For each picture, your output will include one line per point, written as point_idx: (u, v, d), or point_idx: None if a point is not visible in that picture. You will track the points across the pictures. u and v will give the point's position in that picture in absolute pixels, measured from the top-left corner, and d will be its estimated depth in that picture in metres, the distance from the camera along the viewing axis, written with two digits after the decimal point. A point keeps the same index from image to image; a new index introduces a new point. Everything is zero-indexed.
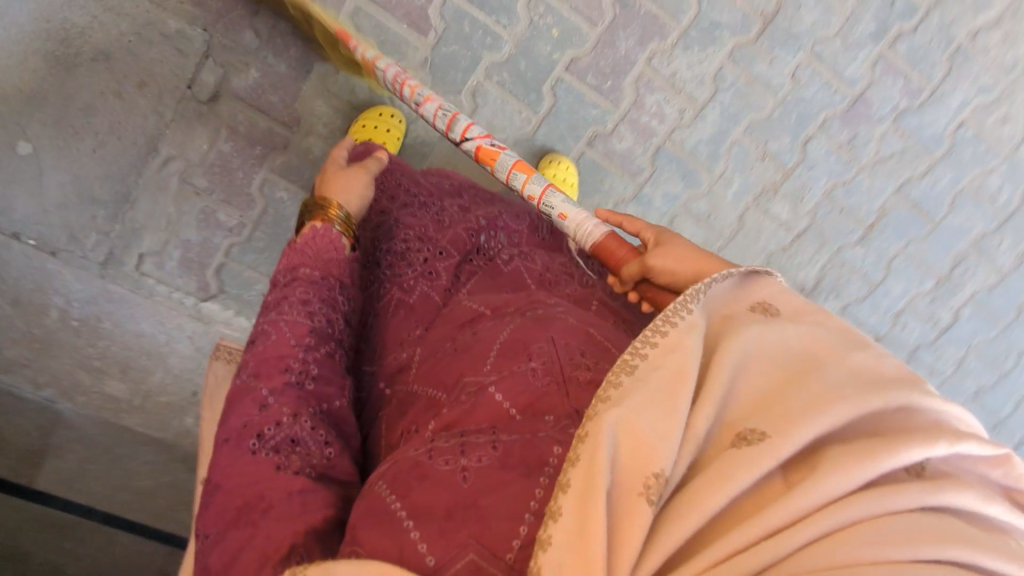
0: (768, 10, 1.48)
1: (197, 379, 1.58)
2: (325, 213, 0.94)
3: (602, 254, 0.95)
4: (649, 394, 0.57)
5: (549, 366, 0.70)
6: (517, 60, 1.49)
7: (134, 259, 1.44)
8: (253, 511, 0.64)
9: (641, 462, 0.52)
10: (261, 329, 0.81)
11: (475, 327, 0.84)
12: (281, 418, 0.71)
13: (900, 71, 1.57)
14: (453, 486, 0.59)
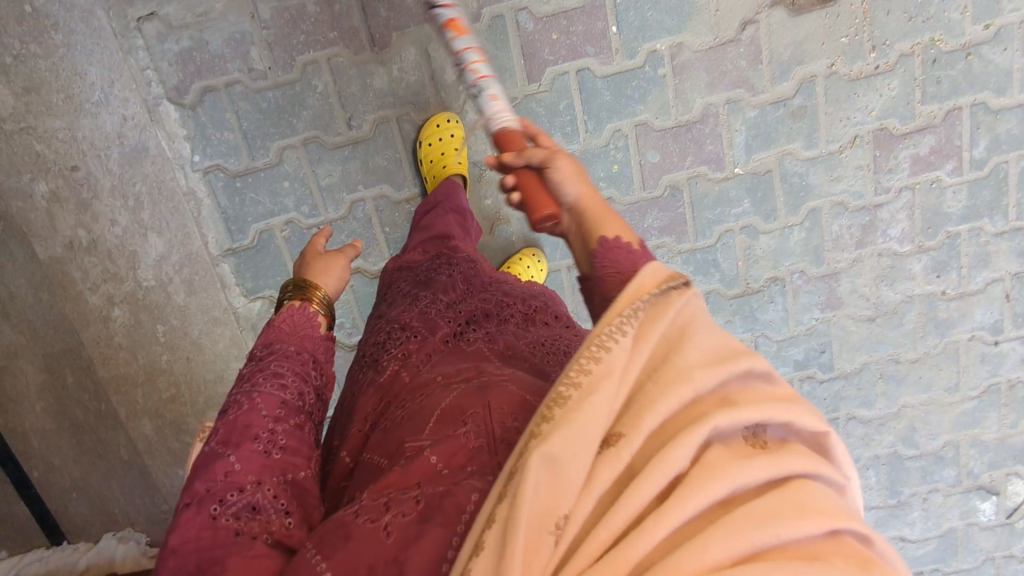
0: (751, 285, 1.72)
1: (89, 160, 1.34)
2: (307, 293, 1.05)
3: (507, 144, 0.99)
4: (573, 429, 0.63)
5: (481, 431, 0.80)
6: (573, 161, 1.58)
7: (143, 11, 1.29)
8: (206, 574, 0.71)
9: (555, 506, 0.61)
10: (233, 398, 0.88)
11: (423, 390, 0.92)
12: (243, 485, 0.79)
13: (791, 402, 1.85)
14: (377, 542, 0.69)
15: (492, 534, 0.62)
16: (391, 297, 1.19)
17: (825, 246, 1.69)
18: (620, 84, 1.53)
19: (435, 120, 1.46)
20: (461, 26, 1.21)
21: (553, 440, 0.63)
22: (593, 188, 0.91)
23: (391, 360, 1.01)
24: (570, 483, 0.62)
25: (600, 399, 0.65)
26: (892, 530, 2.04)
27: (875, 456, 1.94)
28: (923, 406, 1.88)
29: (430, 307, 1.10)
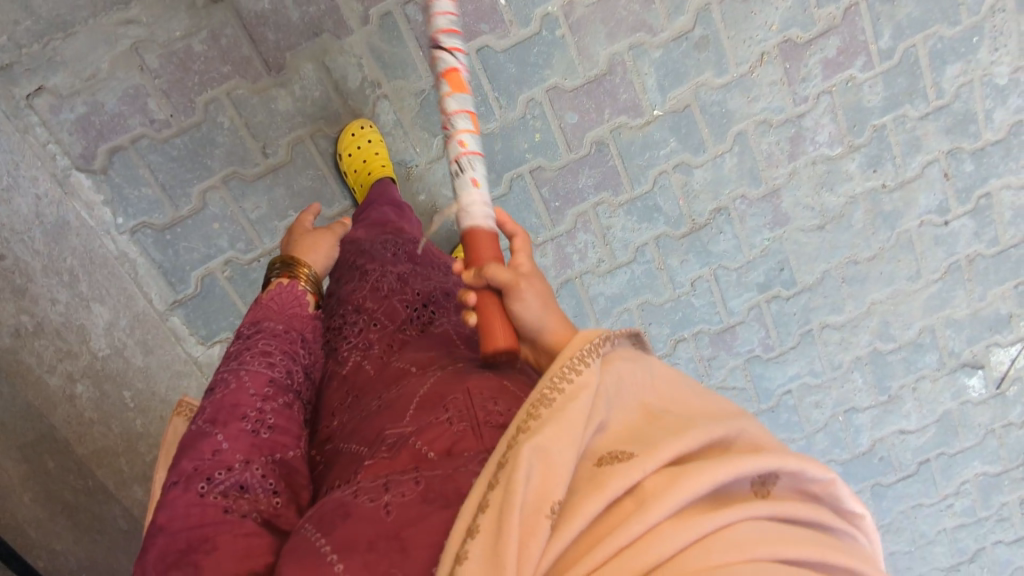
0: (698, 221, 1.74)
1: (15, 247, 1.34)
2: (293, 270, 1.05)
3: (467, 243, 0.90)
4: (561, 424, 0.68)
5: (463, 415, 0.81)
6: (495, 139, 1.60)
7: (30, 87, 1.29)
8: (197, 551, 0.71)
9: (548, 488, 0.64)
10: (222, 377, 0.89)
11: (401, 381, 0.93)
12: (232, 464, 0.79)
13: (765, 324, 1.87)
14: (377, 520, 0.68)
15: (487, 517, 0.64)
16: (346, 279, 1.17)
17: (759, 167, 1.71)
18: (522, 54, 1.54)
19: (349, 130, 1.45)
20: (457, 74, 0.99)
21: (542, 435, 0.67)
22: (562, 324, 0.87)
23: (361, 354, 1.02)
24: (564, 470, 0.65)
25: (583, 401, 0.70)
26: (891, 426, 2.07)
27: (856, 357, 1.97)
28: (891, 300, 1.92)
29: (388, 289, 1.11)
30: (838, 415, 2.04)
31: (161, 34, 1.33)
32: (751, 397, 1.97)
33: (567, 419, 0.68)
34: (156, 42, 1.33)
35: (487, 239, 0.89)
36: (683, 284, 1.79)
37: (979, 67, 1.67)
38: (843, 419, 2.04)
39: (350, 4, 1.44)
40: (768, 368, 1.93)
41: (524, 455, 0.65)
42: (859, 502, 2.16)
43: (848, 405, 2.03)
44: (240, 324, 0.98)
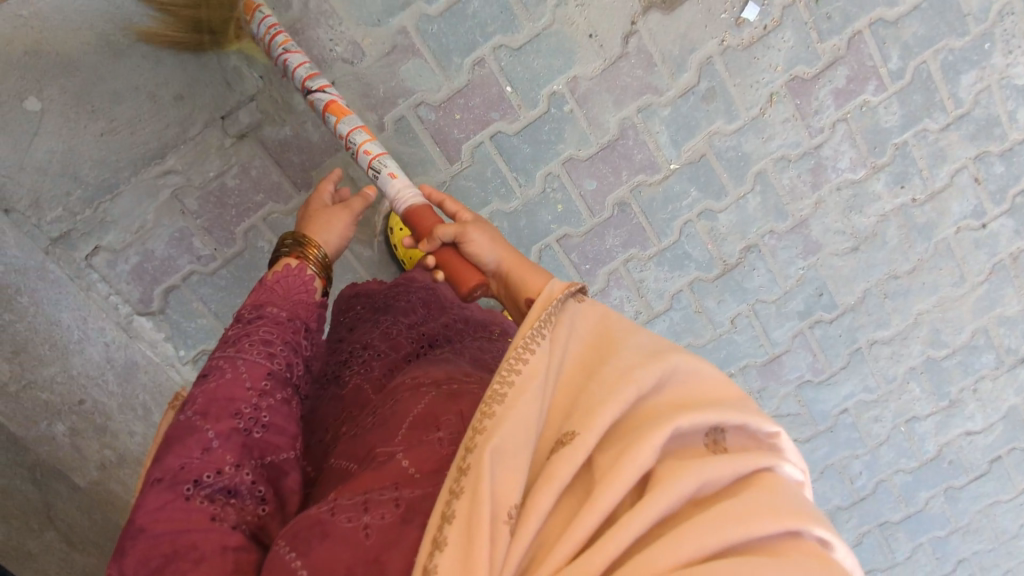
0: (729, 261, 1.74)
1: (91, 391, 1.42)
2: (304, 251, 1.09)
3: (413, 223, 1.06)
4: (512, 421, 0.70)
5: (455, 440, 0.84)
6: (519, 216, 1.64)
7: (87, 248, 1.39)
8: (182, 560, 0.72)
9: (509, 493, 0.65)
10: (216, 363, 0.89)
11: (396, 396, 0.96)
12: (222, 466, 0.80)
13: (812, 348, 1.86)
14: (355, 542, 0.71)
15: (455, 530, 0.63)
16: (350, 319, 1.26)
17: (783, 201, 1.71)
18: (534, 133, 1.58)
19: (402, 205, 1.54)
20: (338, 106, 1.22)
21: (497, 437, 0.68)
22: (504, 244, 1.01)
23: (363, 379, 1.08)
24: (518, 471, 0.67)
25: (532, 394, 0.73)
26: (957, 428, 2.03)
27: (911, 368, 1.93)
28: (939, 307, 1.88)
29: (394, 330, 1.19)
30: (900, 426, 2.00)
31: (196, 177, 1.42)
32: (810, 422, 1.95)
33: (516, 415, 0.70)
34: (193, 185, 1.42)
35: (430, 210, 1.07)
36: (723, 322, 1.80)
37: (995, 72, 1.65)
38: (904, 429, 2.00)
39: (366, 115, 1.51)
40: (821, 390, 1.92)
41: (483, 466, 0.66)
42: (934, 507, 2.11)
43: (909, 415, 1.99)
44: (241, 305, 1.00)
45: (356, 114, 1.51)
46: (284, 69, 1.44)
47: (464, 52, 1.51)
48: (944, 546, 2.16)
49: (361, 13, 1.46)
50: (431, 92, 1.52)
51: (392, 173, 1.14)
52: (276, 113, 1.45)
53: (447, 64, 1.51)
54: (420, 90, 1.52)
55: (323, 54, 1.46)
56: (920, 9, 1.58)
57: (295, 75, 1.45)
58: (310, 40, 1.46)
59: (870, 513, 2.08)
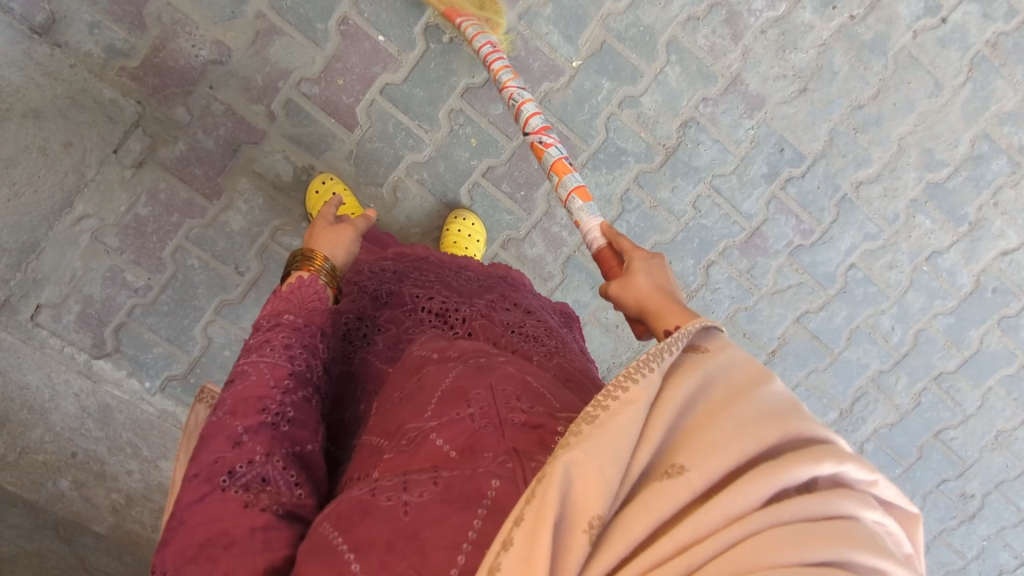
0: (669, 144, 1.64)
1: (79, 441, 1.47)
2: (312, 264, 1.04)
3: (600, 264, 1.01)
4: (603, 441, 0.61)
5: (485, 411, 0.77)
6: (436, 162, 1.60)
7: (29, 309, 1.45)
8: (215, 546, 0.72)
9: (588, 505, 0.57)
10: (240, 369, 0.88)
11: (421, 373, 0.92)
12: (252, 456, 0.79)
13: (792, 208, 1.73)
14: (395, 520, 0.67)
15: (519, 532, 0.57)
16: (347, 291, 1.22)
17: (706, 63, 1.59)
18: (421, 75, 1.54)
19: (313, 187, 1.51)
20: (564, 164, 1.13)
21: (580, 451, 0.60)
22: (661, 293, 0.87)
23: (373, 358, 1.06)
24: (607, 485, 0.58)
25: (629, 417, 0.63)
26: (989, 251, 1.81)
27: (913, 199, 1.75)
28: (922, 125, 1.69)
29: (389, 301, 1.17)
30: (921, 266, 1.81)
31: (111, 216, 1.46)
32: (821, 288, 1.80)
33: (601, 431, 0.62)
34: (109, 224, 1.46)
35: (610, 254, 0.99)
36: (683, 209, 1.69)
37: None
38: (928, 267, 1.81)
39: (254, 107, 1.50)
40: (818, 250, 1.77)
41: (559, 470, 0.58)
42: (991, 344, 1.90)
43: (927, 251, 1.80)
44: (260, 313, 0.97)
45: (243, 110, 1.50)
46: (159, 87, 1.45)
47: (326, 16, 1.48)
48: (1019, 385, 1.94)
49: (213, 10, 1.44)
50: (307, 66, 1.50)
51: (579, 218, 1.07)
52: (167, 131, 1.47)
53: (314, 34, 1.49)
54: (296, 68, 1.50)
55: (191, 60, 1.45)
56: None
57: (172, 90, 1.46)
58: (175, 47, 1.44)
59: (920, 368, 1.90)
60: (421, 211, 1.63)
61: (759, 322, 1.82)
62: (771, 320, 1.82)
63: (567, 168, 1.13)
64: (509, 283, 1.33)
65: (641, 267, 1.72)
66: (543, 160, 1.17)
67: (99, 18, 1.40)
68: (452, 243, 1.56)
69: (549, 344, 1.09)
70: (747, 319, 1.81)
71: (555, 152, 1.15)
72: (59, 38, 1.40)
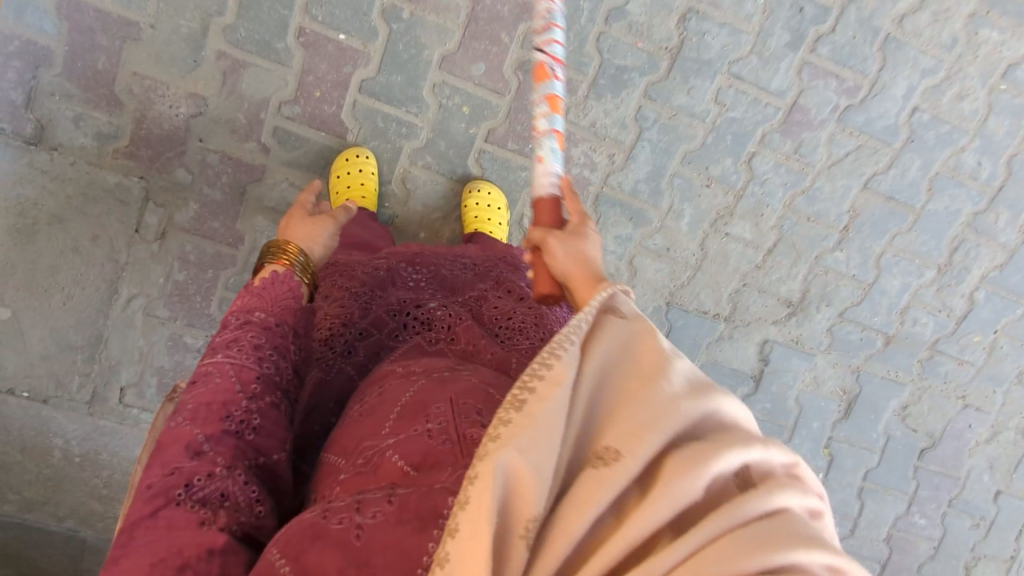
0: (672, 46, 1.49)
1: None
2: (287, 255, 0.99)
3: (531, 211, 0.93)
4: (532, 430, 0.57)
5: (444, 426, 0.74)
6: (436, 142, 1.54)
7: (116, 394, 1.56)
8: (168, 567, 0.67)
9: (525, 503, 0.53)
10: (204, 371, 0.84)
11: (385, 387, 0.88)
12: (212, 470, 0.75)
13: (830, 69, 1.54)
14: (346, 545, 0.64)
15: (456, 546, 0.53)
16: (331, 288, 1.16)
17: None
18: (394, 59, 1.47)
19: (348, 153, 1.49)
20: (559, 103, 0.98)
21: (510, 442, 0.56)
22: (589, 270, 0.83)
23: (349, 363, 1.03)
24: (540, 479, 0.54)
25: (557, 400, 0.59)
26: None
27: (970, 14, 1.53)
28: None
29: (374, 305, 1.12)
30: (997, 86, 1.60)
31: (154, 289, 1.52)
32: (885, 144, 1.61)
33: (533, 425, 0.57)
34: (156, 297, 1.53)
35: (553, 207, 0.92)
36: (707, 108, 1.55)
37: None
38: (1006, 85, 1.60)
39: (245, 145, 1.49)
40: (870, 105, 1.58)
41: (493, 470, 0.54)
42: None
43: (1000, 68, 1.58)
44: (230, 308, 0.91)
45: (236, 152, 1.49)
46: (153, 155, 1.47)
47: (282, 33, 1.43)
48: None
49: (176, 65, 1.42)
50: (281, 90, 1.47)
51: (539, 160, 0.95)
52: (175, 195, 1.50)
53: (277, 55, 1.44)
54: (271, 95, 1.47)
55: (173, 121, 1.46)
56: None
57: (165, 154, 1.47)
58: (154, 113, 1.45)
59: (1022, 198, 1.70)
60: (437, 195, 1.58)
61: (822, 200, 1.66)
62: (835, 194, 1.65)
63: (559, 105, 0.98)
64: (504, 262, 1.26)
65: (678, 181, 1.60)
66: (540, 83, 0.99)
67: (77, 110, 1.42)
68: (474, 219, 1.51)
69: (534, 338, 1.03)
70: (809, 201, 1.65)
71: (557, 85, 0.99)
72: (53, 141, 1.44)
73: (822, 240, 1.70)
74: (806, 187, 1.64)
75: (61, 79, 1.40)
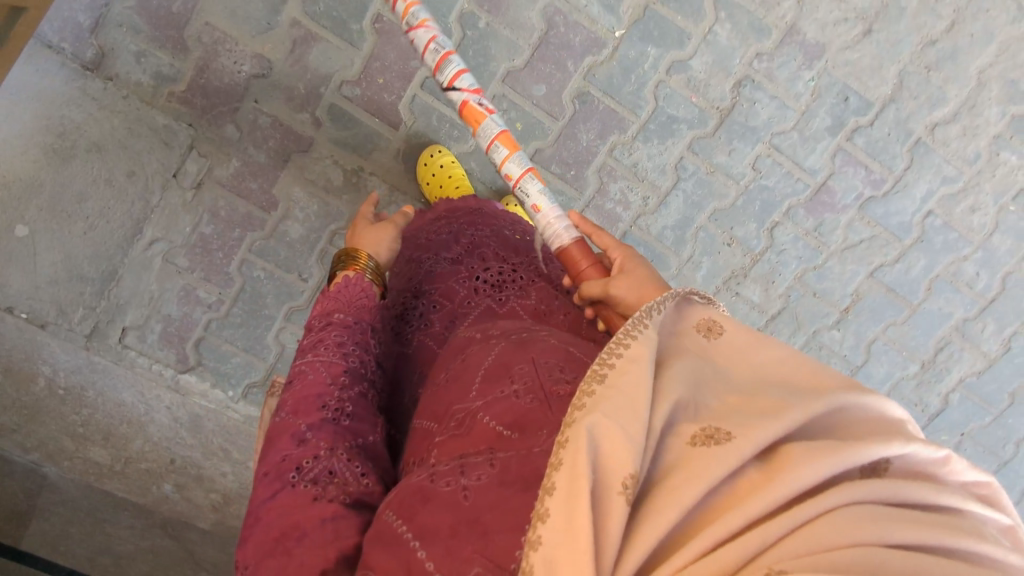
0: (723, 106, 1.57)
1: (175, 449, 1.57)
2: (357, 262, 1.08)
3: (565, 260, 1.04)
4: (618, 401, 0.64)
5: (529, 386, 0.79)
6: (483, 151, 1.58)
7: (117, 333, 1.54)
8: (289, 539, 0.78)
9: (620, 463, 0.59)
10: (299, 369, 0.94)
11: (465, 354, 0.94)
12: (318, 453, 0.84)
13: (861, 158, 1.63)
14: (455, 505, 0.68)
15: (554, 502, 0.59)
16: (404, 270, 1.21)
17: (757, 17, 1.51)
18: (460, 64, 1.52)
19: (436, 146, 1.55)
20: (508, 139, 1.09)
21: (601, 413, 0.63)
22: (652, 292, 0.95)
23: (428, 337, 1.09)
24: (631, 444, 0.60)
25: (637, 374, 0.67)
26: None
27: (994, 137, 1.63)
28: (1002, 56, 1.56)
29: (442, 271, 1.16)
30: (1005, 207, 1.69)
31: (178, 236, 1.52)
32: (898, 239, 1.71)
33: (621, 397, 0.65)
34: (178, 245, 1.52)
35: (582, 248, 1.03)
36: (743, 171, 1.62)
37: None
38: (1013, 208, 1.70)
39: (299, 116, 1.52)
40: (890, 200, 1.67)
41: (584, 432, 0.61)
42: None
43: (1011, 190, 1.68)
44: (311, 313, 1.02)
45: (289, 120, 1.52)
46: (206, 107, 1.49)
47: (359, 16, 1.48)
48: None
49: (250, 24, 1.46)
50: (346, 69, 1.50)
51: (538, 205, 1.07)
52: (219, 149, 1.51)
53: (349, 35, 1.49)
54: (336, 72, 1.50)
55: (233, 76, 1.48)
56: None
57: (219, 107, 1.49)
58: (218, 65, 1.47)
59: (1009, 313, 1.80)
60: None
61: (830, 279, 1.74)
62: (842, 276, 1.74)
63: (508, 142, 1.09)
64: None
65: (702, 234, 1.67)
66: (482, 128, 1.11)
67: (143, 47, 1.44)
68: None
69: None
70: (817, 279, 1.74)
71: (494, 120, 1.11)
72: (110, 71, 1.45)
73: (822, 318, 1.77)
74: (818, 265, 1.72)
75: (134, 14, 1.42)
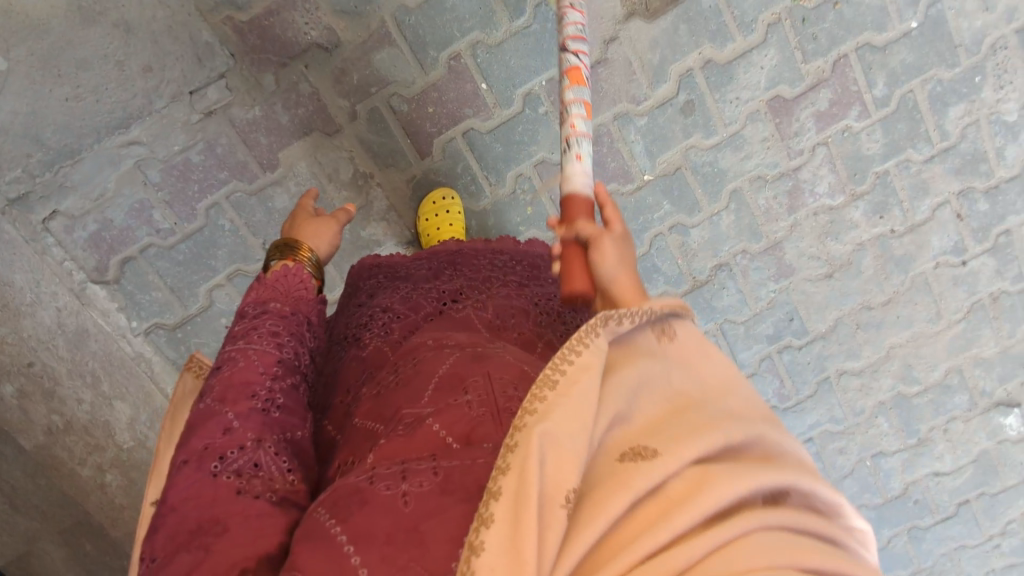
0: (699, 278, 1.73)
1: (40, 354, 1.44)
2: (296, 254, 1.01)
3: (566, 206, 1.00)
4: (566, 413, 0.68)
5: (484, 398, 0.79)
6: (488, 215, 1.62)
7: (45, 212, 1.41)
8: (206, 533, 0.69)
9: (561, 479, 0.64)
10: (228, 356, 0.86)
11: (418, 357, 0.91)
12: (243, 443, 0.77)
13: (780, 372, 1.84)
14: (394, 511, 0.65)
15: (500, 506, 0.62)
16: (364, 290, 1.18)
17: (758, 222, 1.70)
18: (506, 133, 1.55)
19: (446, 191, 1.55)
20: (579, 81, 1.11)
21: (549, 425, 0.66)
22: (632, 283, 0.89)
23: (381, 339, 1.03)
24: (573, 461, 0.65)
25: (586, 384, 0.71)
26: (924, 468, 1.93)
27: (879, 403, 1.88)
28: (911, 342, 1.82)
29: (412, 293, 1.12)
30: (864, 460, 1.94)
31: (161, 149, 1.43)
32: None
33: (569, 415, 0.68)
34: (156, 158, 1.43)
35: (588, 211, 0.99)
36: None
37: (984, 105, 1.62)
38: (870, 463, 1.94)
39: (339, 100, 1.50)
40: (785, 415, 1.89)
41: (533, 444, 0.64)
42: (896, 547, 2.02)
43: (875, 450, 1.92)
44: (243, 301, 0.94)
45: (328, 99, 1.49)
46: (257, 47, 1.43)
47: (441, 46, 1.49)
48: None
49: None
50: (405, 83, 1.50)
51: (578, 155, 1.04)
52: (247, 91, 1.45)
53: (423, 57, 1.49)
54: (394, 81, 1.50)
55: (297, 34, 1.44)
56: (910, 37, 1.57)
57: (268, 54, 1.44)
58: (287, 17, 1.43)
59: None
60: None
61: None
62: None
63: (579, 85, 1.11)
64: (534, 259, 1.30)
65: None
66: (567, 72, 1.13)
67: None
68: None
69: (560, 328, 1.09)
70: None
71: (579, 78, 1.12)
72: None
73: None
74: None
75: None
